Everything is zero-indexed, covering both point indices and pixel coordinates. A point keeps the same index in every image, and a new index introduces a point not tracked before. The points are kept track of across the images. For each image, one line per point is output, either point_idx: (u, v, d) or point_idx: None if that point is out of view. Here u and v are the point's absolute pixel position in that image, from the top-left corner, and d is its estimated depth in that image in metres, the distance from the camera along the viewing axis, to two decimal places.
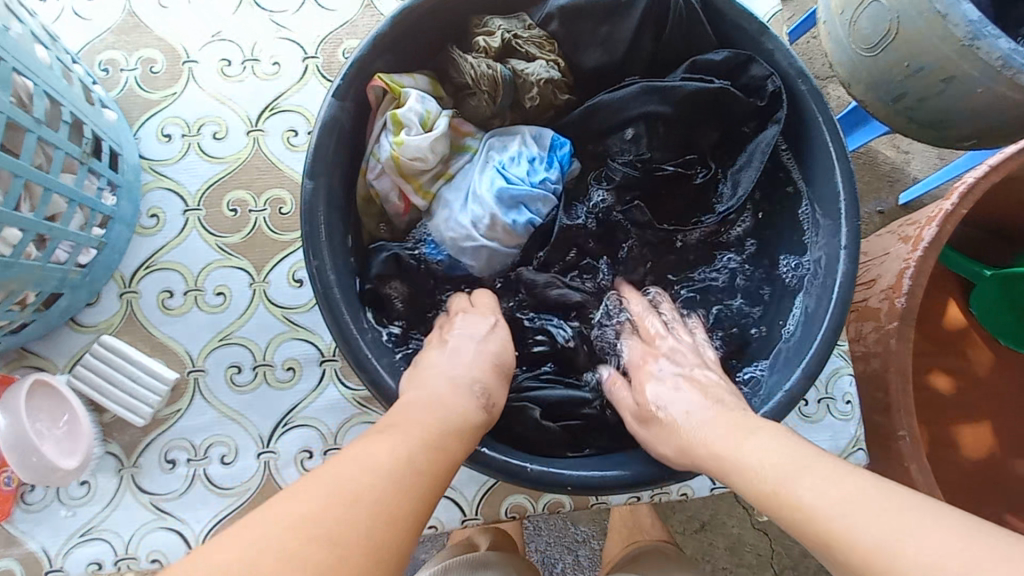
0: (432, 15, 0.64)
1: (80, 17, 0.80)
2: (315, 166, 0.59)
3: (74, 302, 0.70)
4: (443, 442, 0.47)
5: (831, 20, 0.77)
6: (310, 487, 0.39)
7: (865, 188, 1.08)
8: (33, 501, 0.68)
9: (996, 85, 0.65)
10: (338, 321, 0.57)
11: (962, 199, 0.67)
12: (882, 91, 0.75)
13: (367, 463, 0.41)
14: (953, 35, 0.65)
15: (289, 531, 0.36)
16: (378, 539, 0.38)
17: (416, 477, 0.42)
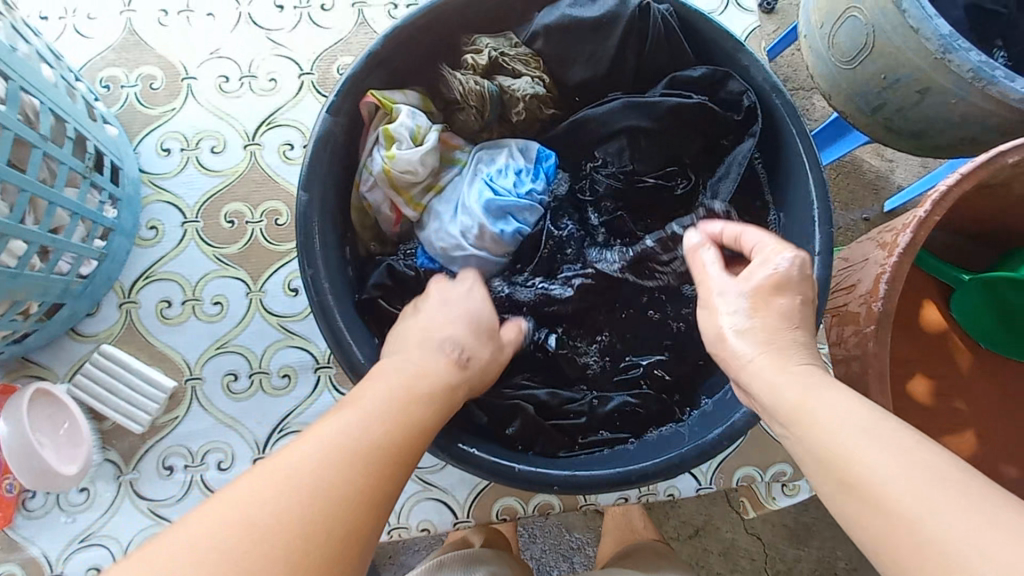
0: (422, 34, 0.66)
1: (82, 36, 0.83)
2: (310, 179, 0.62)
3: (74, 312, 0.72)
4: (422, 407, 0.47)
5: (813, 34, 0.81)
6: (285, 455, 0.40)
7: (850, 196, 1.11)
8: (33, 507, 0.70)
9: (968, 96, 0.68)
10: (332, 328, 0.59)
11: (935, 206, 0.69)
12: (861, 102, 0.78)
13: (359, 417, 0.43)
14: (925, 49, 0.68)
15: (261, 498, 0.37)
16: (346, 502, 0.39)
17: (389, 442, 0.43)
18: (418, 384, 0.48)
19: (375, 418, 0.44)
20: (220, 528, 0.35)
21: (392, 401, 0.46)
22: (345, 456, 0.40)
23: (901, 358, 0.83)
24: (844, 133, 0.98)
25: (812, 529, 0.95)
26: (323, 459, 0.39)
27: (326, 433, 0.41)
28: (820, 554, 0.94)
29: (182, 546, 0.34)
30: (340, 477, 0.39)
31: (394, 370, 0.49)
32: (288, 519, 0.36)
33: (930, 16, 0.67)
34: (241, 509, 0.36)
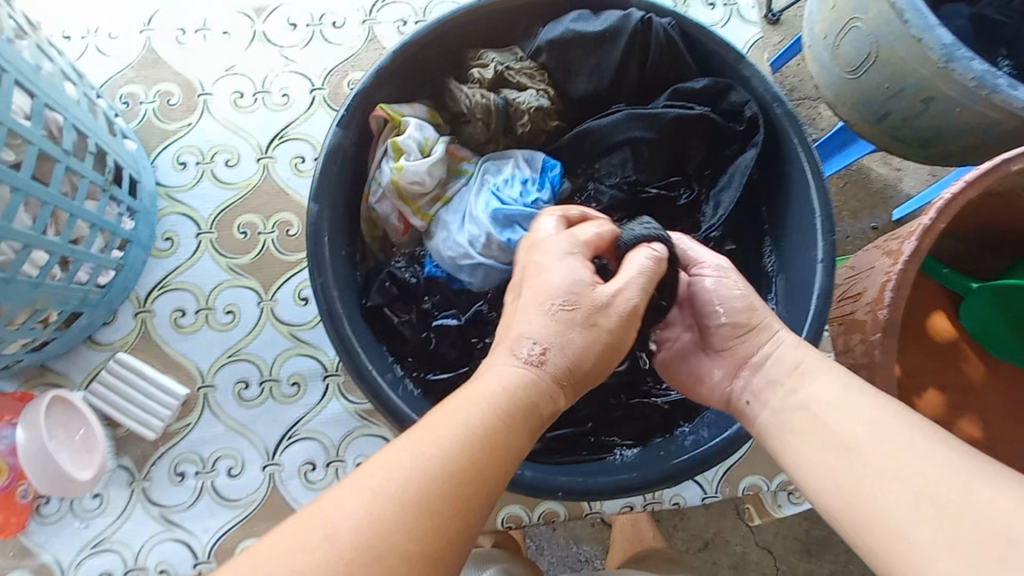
0: (432, 49, 0.69)
1: (102, 54, 0.86)
2: (321, 192, 0.63)
3: (92, 321, 0.74)
4: (522, 419, 0.44)
5: (816, 44, 0.82)
6: (392, 459, 0.39)
7: (860, 206, 1.11)
8: (48, 513, 0.71)
9: (973, 104, 0.69)
10: (341, 337, 0.61)
11: (940, 214, 0.69)
12: (868, 108, 0.79)
13: (465, 451, 0.40)
14: (929, 57, 0.69)
15: (365, 511, 0.36)
16: (443, 521, 0.37)
17: (488, 457, 0.41)
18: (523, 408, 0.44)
19: (490, 452, 0.41)
20: (325, 539, 0.35)
21: (497, 403, 0.43)
22: (439, 469, 0.38)
23: (915, 369, 0.83)
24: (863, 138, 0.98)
25: (826, 542, 0.94)
26: (424, 504, 0.37)
27: (431, 467, 0.38)
28: (833, 568, 0.93)
29: (290, 548, 0.35)
30: (435, 477, 0.38)
31: (498, 378, 0.45)
32: (395, 525, 0.36)
33: (934, 26, 0.68)
34: (341, 520, 0.36)
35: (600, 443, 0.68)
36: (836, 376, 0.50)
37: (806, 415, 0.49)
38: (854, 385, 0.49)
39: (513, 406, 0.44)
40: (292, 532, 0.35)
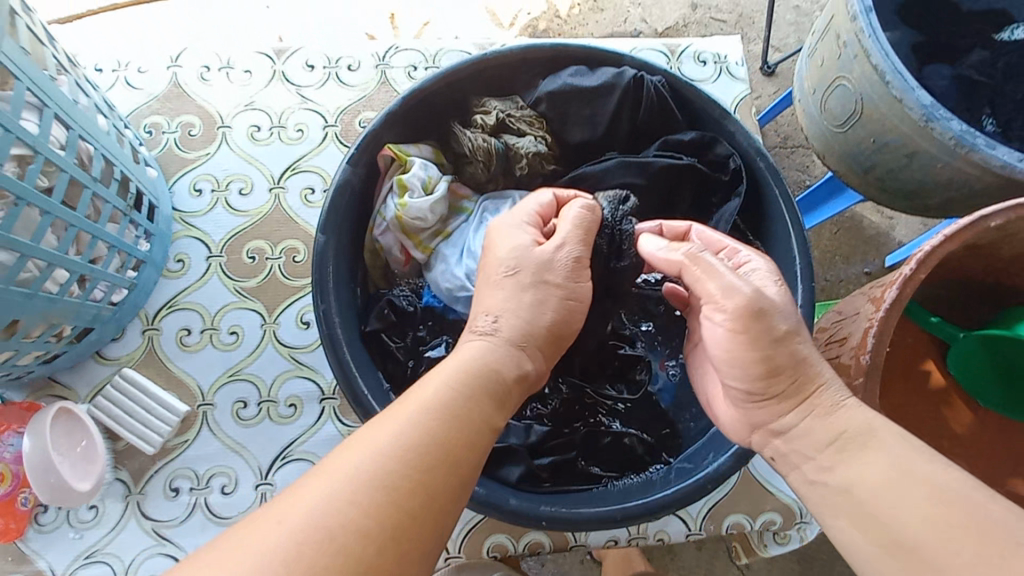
0: (438, 96, 0.74)
1: (131, 86, 0.92)
2: (328, 223, 0.67)
3: (102, 337, 0.77)
4: (481, 399, 0.50)
5: (807, 99, 1.02)
6: (361, 441, 0.44)
7: (854, 251, 1.24)
8: (44, 522, 0.73)
9: (952, 160, 0.83)
10: (340, 361, 0.64)
11: (919, 265, 0.73)
12: (856, 162, 0.96)
13: (422, 426, 0.45)
14: (911, 116, 0.83)
15: (335, 484, 0.41)
16: (409, 488, 0.42)
17: (449, 433, 0.46)
18: (477, 389, 0.50)
19: (451, 429, 0.46)
20: (301, 511, 0.40)
21: (457, 387, 0.49)
22: (404, 446, 0.44)
23: (906, 413, 0.85)
24: (836, 193, 1.10)
25: None
26: (384, 471, 0.42)
27: (384, 441, 0.44)
28: None
29: (271, 522, 0.39)
30: (401, 452, 0.44)
31: (459, 359, 0.52)
32: (363, 494, 0.41)
33: (914, 88, 0.82)
34: (314, 494, 0.41)
35: (585, 469, 0.70)
36: (842, 418, 0.52)
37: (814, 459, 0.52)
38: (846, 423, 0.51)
39: (471, 388, 0.50)
40: (273, 510, 0.40)
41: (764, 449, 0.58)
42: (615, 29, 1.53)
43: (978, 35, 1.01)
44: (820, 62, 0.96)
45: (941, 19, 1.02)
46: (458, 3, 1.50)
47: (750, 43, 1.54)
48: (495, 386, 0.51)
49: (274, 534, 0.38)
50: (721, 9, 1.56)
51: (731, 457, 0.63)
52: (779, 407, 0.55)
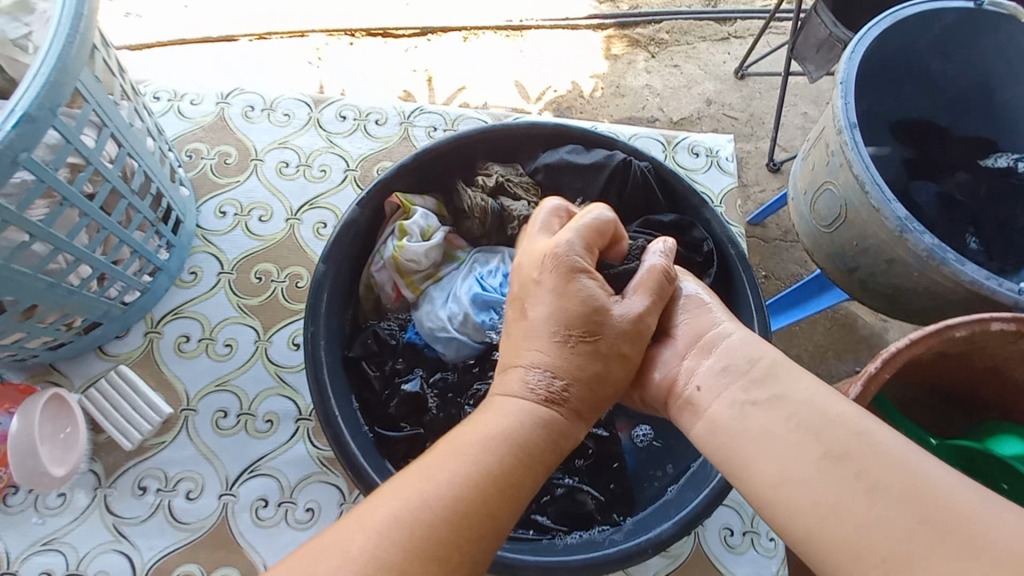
0: (449, 156, 0.83)
1: (182, 115, 1.03)
2: (330, 255, 0.74)
3: (106, 333, 0.82)
4: (526, 460, 0.48)
5: (800, 198, 1.12)
6: (402, 492, 0.42)
7: (846, 347, 1.32)
8: (11, 504, 0.76)
9: (925, 270, 0.88)
10: (319, 384, 0.69)
11: (883, 363, 0.75)
12: (840, 260, 1.04)
13: (470, 484, 0.44)
14: (887, 225, 0.88)
15: (373, 538, 0.39)
16: (449, 551, 0.40)
17: (491, 495, 0.44)
18: (528, 448, 0.48)
19: (495, 491, 0.44)
20: (337, 565, 0.37)
21: (505, 443, 0.47)
22: (446, 504, 0.42)
23: None
24: (825, 289, 1.16)
25: None
26: (431, 530, 0.40)
27: (433, 496, 0.42)
28: None
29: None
30: (445, 512, 0.41)
31: (512, 411, 0.50)
32: (401, 553, 0.39)
33: (891, 201, 0.88)
34: (350, 548, 0.38)
35: (535, 518, 0.72)
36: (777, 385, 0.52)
37: (744, 398, 0.52)
38: (767, 380, 0.51)
39: (522, 448, 0.48)
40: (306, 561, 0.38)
41: (691, 378, 0.56)
42: (634, 114, 1.66)
43: (962, 158, 1.08)
44: (812, 167, 1.07)
45: (927, 142, 1.11)
46: (495, 75, 1.65)
47: (758, 140, 1.65)
48: (548, 448, 0.50)
49: None
50: (733, 108, 1.70)
51: (674, 525, 0.66)
52: (712, 323, 0.59)
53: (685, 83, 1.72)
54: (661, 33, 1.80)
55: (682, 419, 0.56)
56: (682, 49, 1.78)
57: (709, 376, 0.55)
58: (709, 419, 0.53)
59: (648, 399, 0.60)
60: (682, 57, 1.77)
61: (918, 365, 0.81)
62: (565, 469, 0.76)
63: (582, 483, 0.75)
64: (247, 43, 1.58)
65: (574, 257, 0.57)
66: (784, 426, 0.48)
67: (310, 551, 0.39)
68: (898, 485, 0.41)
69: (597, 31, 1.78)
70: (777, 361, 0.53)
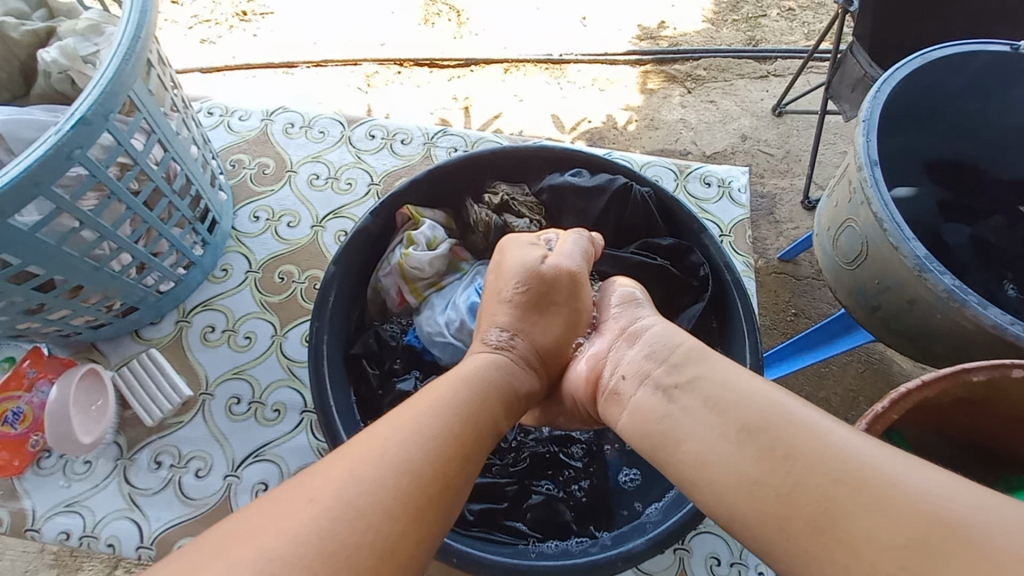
0: (459, 173, 0.89)
1: (231, 129, 1.14)
2: (342, 257, 0.81)
3: (142, 318, 0.91)
4: (483, 405, 0.55)
5: (823, 233, 1.11)
6: (378, 433, 0.47)
7: (877, 392, 1.28)
8: (44, 466, 0.83)
9: (948, 310, 0.84)
10: (318, 368, 0.74)
11: (892, 403, 0.67)
12: (862, 300, 1.01)
13: (434, 421, 0.49)
14: (906, 262, 0.86)
15: (359, 465, 0.43)
16: (429, 471, 0.45)
17: (458, 431, 0.50)
18: (481, 398, 0.55)
19: (463, 427, 0.50)
20: (327, 486, 0.41)
21: (467, 395, 0.54)
22: (422, 437, 0.47)
23: None
24: (853, 329, 1.11)
25: None
26: (400, 455, 0.45)
27: (401, 430, 0.47)
28: None
29: (290, 505, 0.40)
30: (421, 441, 0.47)
31: (471, 373, 0.58)
32: (387, 473, 0.43)
33: (909, 239, 0.86)
34: (335, 474, 0.42)
35: (512, 524, 0.73)
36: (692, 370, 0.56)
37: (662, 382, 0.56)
38: (684, 365, 0.56)
39: (477, 396, 0.55)
40: (287, 494, 0.41)
41: (617, 370, 0.62)
42: (666, 146, 1.69)
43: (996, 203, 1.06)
44: (835, 203, 1.06)
45: (959, 183, 1.08)
46: (534, 105, 1.72)
47: (793, 177, 1.64)
48: (501, 399, 0.58)
49: (294, 512, 0.39)
50: (769, 144, 1.70)
51: (646, 541, 0.66)
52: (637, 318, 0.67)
53: (721, 118, 1.75)
54: (698, 69, 1.84)
55: (609, 409, 0.61)
56: (719, 85, 1.81)
57: (630, 366, 0.61)
58: (655, 414, 0.55)
59: (580, 395, 0.66)
60: (719, 93, 1.79)
61: (943, 413, 0.73)
62: (547, 478, 0.78)
63: (562, 494, 0.76)
64: (306, 69, 1.73)
65: (532, 246, 0.75)
66: (694, 410, 0.52)
67: (293, 485, 0.42)
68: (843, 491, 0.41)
69: (635, 65, 1.84)
70: (693, 348, 0.58)
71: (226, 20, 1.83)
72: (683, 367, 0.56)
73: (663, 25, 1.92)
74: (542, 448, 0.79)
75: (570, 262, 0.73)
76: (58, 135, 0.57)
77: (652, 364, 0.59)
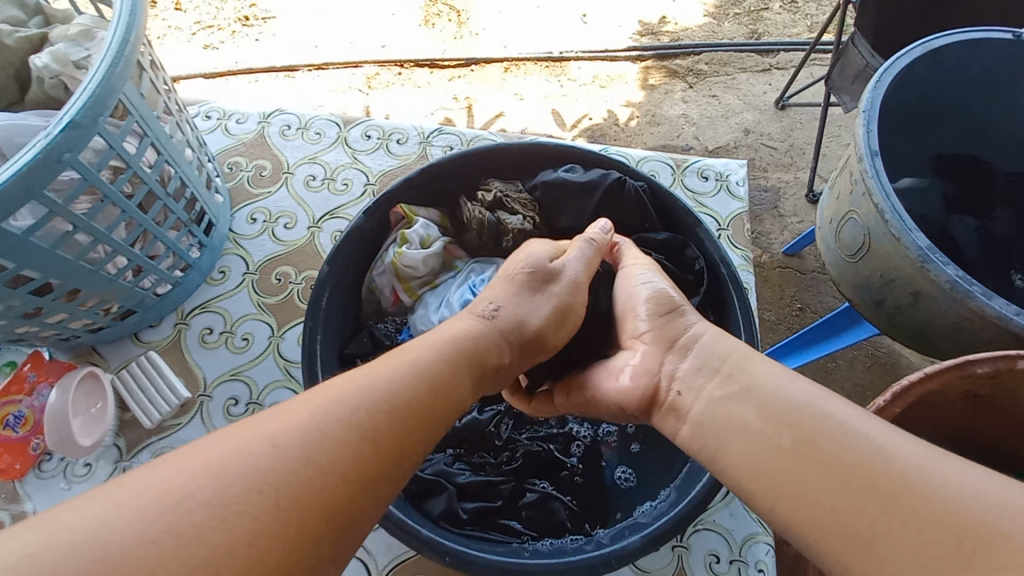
0: (453, 171, 0.89)
1: (228, 132, 1.15)
2: (335, 257, 0.81)
3: (142, 320, 0.92)
4: (453, 375, 0.53)
5: (826, 227, 1.10)
6: (341, 389, 0.45)
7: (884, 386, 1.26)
8: (45, 469, 0.84)
9: (953, 302, 0.82)
10: (311, 349, 0.75)
11: (895, 397, 0.66)
12: (867, 294, 0.99)
13: (400, 387, 0.48)
14: (909, 254, 0.84)
15: (316, 420, 0.42)
16: (386, 437, 0.44)
17: (423, 399, 0.48)
18: (451, 367, 0.54)
19: (428, 396, 0.49)
20: (280, 438, 0.40)
21: (438, 363, 0.53)
22: (383, 401, 0.46)
23: None
24: (858, 323, 1.09)
25: None
26: (360, 421, 0.43)
27: (369, 393, 0.46)
28: None
29: (241, 453, 0.38)
30: (382, 405, 0.45)
31: (447, 340, 0.57)
32: (343, 433, 0.42)
33: (911, 229, 0.84)
34: (290, 427, 0.41)
35: (506, 523, 0.72)
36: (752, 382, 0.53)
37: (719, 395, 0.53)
38: (736, 375, 0.54)
39: (448, 365, 0.54)
40: (239, 440, 0.39)
41: (671, 384, 0.58)
42: (668, 141, 1.68)
43: (1005, 194, 1.03)
44: (838, 196, 1.05)
45: (966, 173, 1.05)
46: (534, 103, 1.72)
47: (798, 170, 1.62)
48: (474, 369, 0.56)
49: (243, 461, 0.38)
50: (772, 138, 1.68)
51: (641, 538, 0.65)
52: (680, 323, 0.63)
53: (723, 112, 1.73)
54: (700, 64, 1.83)
55: (666, 424, 0.58)
56: (721, 79, 1.79)
57: (687, 378, 0.57)
58: (694, 424, 0.54)
59: (630, 405, 0.62)
60: (721, 87, 1.78)
61: (947, 406, 0.72)
62: (541, 478, 0.77)
63: (556, 493, 0.76)
64: (307, 73, 1.73)
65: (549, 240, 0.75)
66: (743, 423, 0.50)
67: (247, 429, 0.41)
68: (874, 503, 0.40)
69: (636, 61, 1.82)
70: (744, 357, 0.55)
71: (227, 25, 1.84)
72: (735, 377, 0.54)
73: (665, 21, 1.91)
74: (535, 447, 0.79)
75: (577, 273, 0.71)
76: (47, 139, 0.58)
77: (705, 376, 0.56)
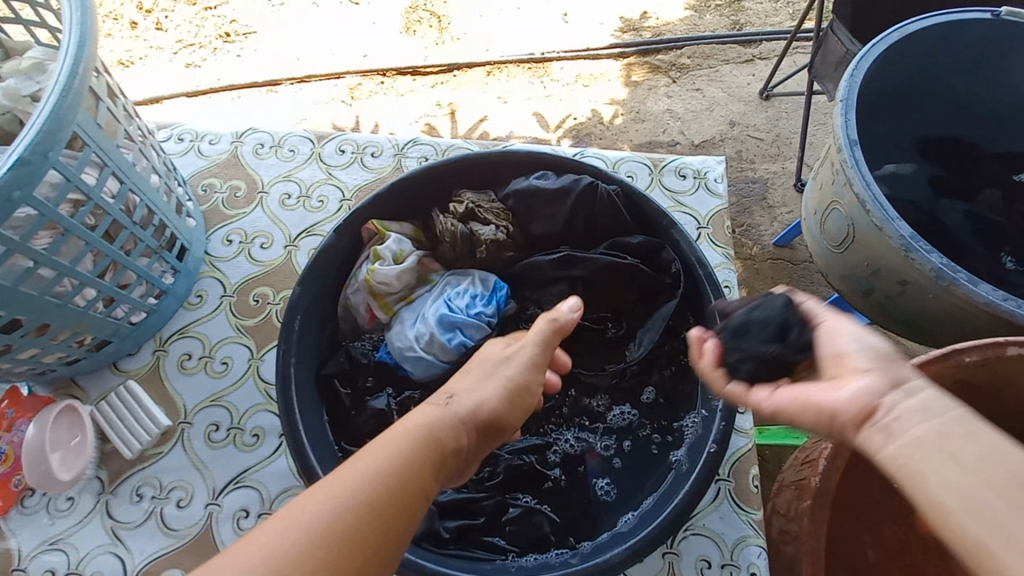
0: (423, 185, 0.88)
1: (201, 154, 1.14)
2: (306, 278, 0.80)
3: (119, 350, 0.91)
4: (431, 458, 0.50)
5: (810, 218, 1.08)
6: (309, 499, 0.43)
7: None
8: (28, 505, 0.83)
9: (938, 289, 0.81)
10: (286, 399, 0.73)
11: None
12: (856, 285, 0.98)
13: (373, 484, 0.45)
14: (893, 243, 0.83)
15: (283, 541, 0.39)
16: (360, 545, 0.41)
17: (399, 493, 0.46)
18: (428, 449, 0.50)
19: (403, 487, 0.46)
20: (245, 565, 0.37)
21: (413, 449, 0.50)
22: (355, 505, 0.43)
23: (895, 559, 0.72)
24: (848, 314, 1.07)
25: None
26: (330, 534, 0.40)
27: (338, 498, 0.43)
28: None
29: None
30: (353, 510, 0.42)
31: (420, 422, 0.53)
32: (311, 549, 0.39)
33: (893, 218, 0.83)
34: (254, 550, 0.38)
35: (490, 539, 0.72)
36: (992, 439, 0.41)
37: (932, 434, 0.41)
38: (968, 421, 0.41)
39: (424, 447, 0.50)
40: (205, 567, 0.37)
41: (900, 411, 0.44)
42: (653, 138, 1.67)
43: (992, 175, 1.01)
44: (819, 187, 1.04)
45: (952, 157, 1.04)
46: (517, 106, 1.71)
47: (784, 160, 1.61)
48: (450, 450, 0.52)
49: None
50: (758, 129, 1.67)
51: (625, 550, 0.64)
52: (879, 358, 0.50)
53: (707, 106, 1.72)
54: (682, 58, 1.81)
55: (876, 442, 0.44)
56: (703, 73, 1.78)
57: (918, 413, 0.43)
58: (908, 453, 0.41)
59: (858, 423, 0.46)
60: (704, 80, 1.76)
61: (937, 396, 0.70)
62: (525, 491, 0.76)
63: (540, 506, 0.75)
64: (289, 87, 1.73)
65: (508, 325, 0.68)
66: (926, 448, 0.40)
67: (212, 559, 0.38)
68: None
69: (617, 59, 1.81)
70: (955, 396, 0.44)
71: (208, 42, 1.83)
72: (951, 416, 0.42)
73: (645, 16, 1.89)
74: (520, 459, 0.77)
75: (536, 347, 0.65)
76: None
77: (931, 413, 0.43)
